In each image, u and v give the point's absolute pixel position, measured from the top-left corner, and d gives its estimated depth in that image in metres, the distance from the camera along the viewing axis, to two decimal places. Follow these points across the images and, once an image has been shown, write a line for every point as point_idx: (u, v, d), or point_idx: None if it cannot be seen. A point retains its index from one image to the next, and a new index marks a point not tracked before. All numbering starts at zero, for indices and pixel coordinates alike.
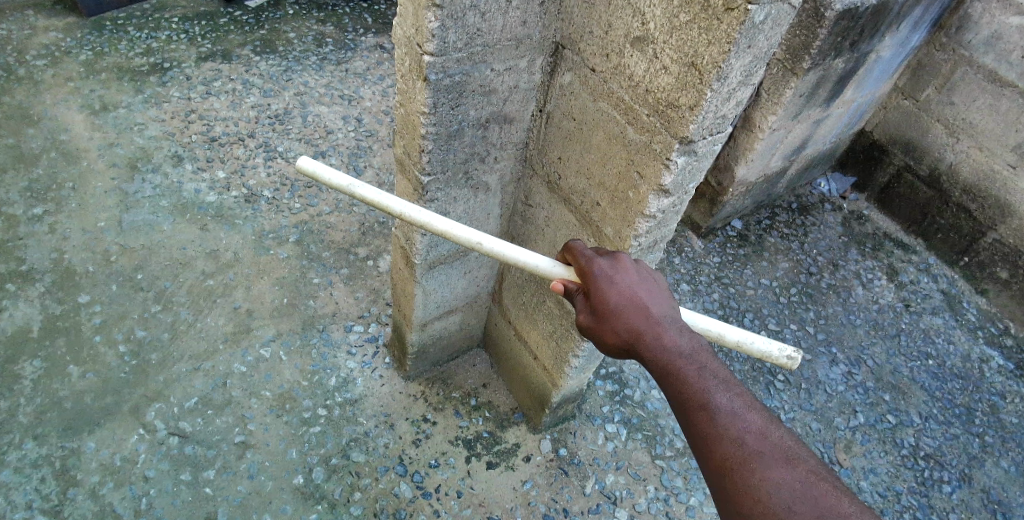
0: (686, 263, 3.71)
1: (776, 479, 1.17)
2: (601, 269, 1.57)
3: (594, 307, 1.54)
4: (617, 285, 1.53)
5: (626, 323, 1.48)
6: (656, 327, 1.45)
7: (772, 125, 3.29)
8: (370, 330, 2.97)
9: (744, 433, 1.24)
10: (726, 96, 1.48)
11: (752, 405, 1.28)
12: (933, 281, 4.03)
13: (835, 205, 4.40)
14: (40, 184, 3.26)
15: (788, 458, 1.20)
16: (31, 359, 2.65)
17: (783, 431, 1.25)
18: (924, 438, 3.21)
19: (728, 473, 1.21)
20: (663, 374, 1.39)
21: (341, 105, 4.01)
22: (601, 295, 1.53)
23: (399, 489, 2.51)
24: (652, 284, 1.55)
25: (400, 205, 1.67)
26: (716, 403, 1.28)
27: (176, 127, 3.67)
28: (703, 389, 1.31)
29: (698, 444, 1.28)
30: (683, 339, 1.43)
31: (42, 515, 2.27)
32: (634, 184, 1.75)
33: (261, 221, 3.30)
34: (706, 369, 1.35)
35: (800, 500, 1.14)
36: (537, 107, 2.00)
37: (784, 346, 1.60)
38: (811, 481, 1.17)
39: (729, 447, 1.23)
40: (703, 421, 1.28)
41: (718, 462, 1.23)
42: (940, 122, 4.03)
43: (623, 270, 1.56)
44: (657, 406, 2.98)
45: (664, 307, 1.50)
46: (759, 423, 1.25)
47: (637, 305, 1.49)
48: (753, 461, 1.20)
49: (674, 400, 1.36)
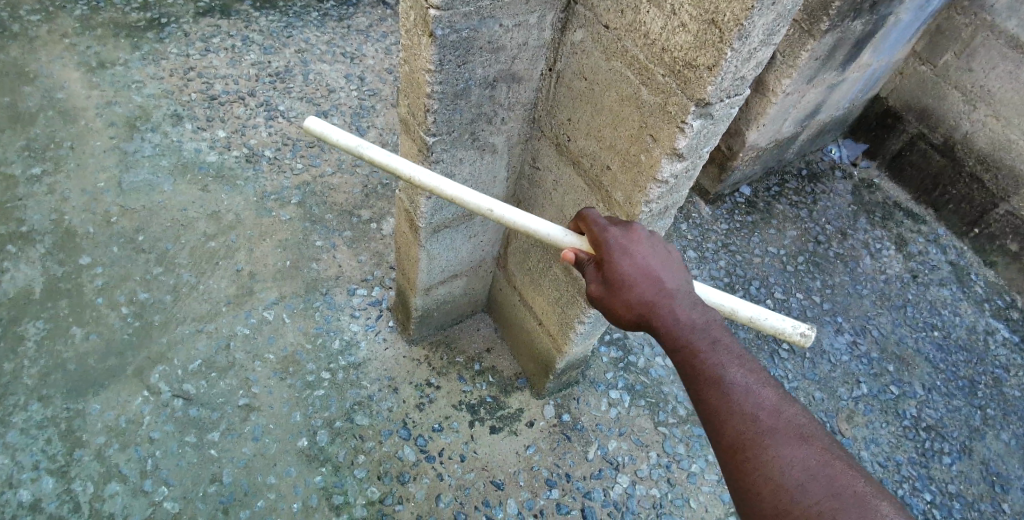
0: (693, 230, 3.66)
1: (788, 456, 1.17)
2: (615, 239, 1.52)
3: (606, 278, 1.49)
4: (632, 256, 1.47)
5: (639, 295, 1.44)
6: (670, 300, 1.42)
7: (785, 89, 3.20)
8: (374, 293, 2.95)
9: (757, 410, 1.23)
10: (746, 56, 1.42)
11: (765, 382, 1.27)
12: (941, 252, 3.98)
13: (846, 172, 4.33)
14: (38, 143, 3.21)
15: (801, 436, 1.20)
16: (34, 321, 2.64)
17: (796, 409, 1.25)
18: (926, 409, 3.22)
19: (739, 450, 1.21)
20: (675, 348, 1.38)
21: (343, 63, 3.91)
22: (613, 267, 1.48)
23: (403, 453, 2.53)
24: (668, 255, 1.50)
25: (408, 168, 1.62)
26: (729, 379, 1.28)
27: (175, 85, 3.58)
28: (716, 365, 1.30)
29: (709, 420, 1.28)
30: (696, 312, 1.40)
31: (49, 475, 2.29)
32: (646, 147, 1.70)
33: (262, 182, 3.25)
34: (719, 344, 1.34)
35: (812, 478, 1.14)
36: (547, 66, 1.93)
37: (798, 322, 1.57)
38: (823, 459, 1.17)
39: (741, 424, 1.22)
40: (714, 397, 1.27)
41: (728, 439, 1.23)
42: (957, 89, 3.93)
43: (637, 241, 1.50)
44: (661, 373, 2.98)
45: (679, 280, 1.46)
46: (772, 399, 1.25)
47: (651, 277, 1.45)
48: (766, 438, 1.20)
49: (686, 375, 1.35)
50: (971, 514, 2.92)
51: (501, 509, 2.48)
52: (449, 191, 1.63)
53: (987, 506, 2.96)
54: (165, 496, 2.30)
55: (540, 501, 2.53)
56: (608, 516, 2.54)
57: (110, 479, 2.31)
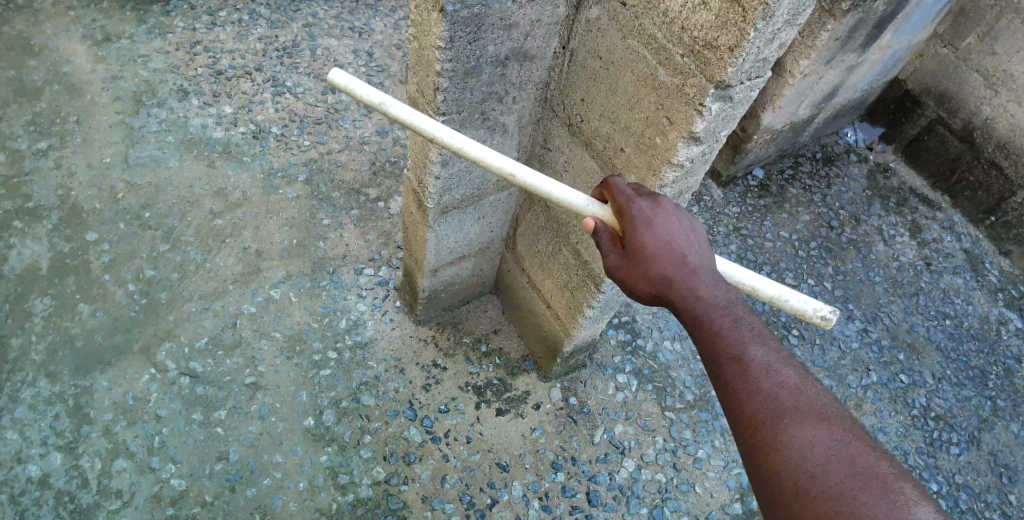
0: (704, 213, 3.61)
1: (808, 436, 1.15)
2: (638, 210, 1.45)
3: (626, 249, 1.43)
4: (655, 228, 1.41)
5: (660, 268, 1.38)
6: (692, 275, 1.37)
7: (803, 70, 3.12)
8: (381, 273, 2.93)
9: (777, 389, 1.21)
10: (770, 37, 1.37)
11: (787, 361, 1.24)
12: (956, 240, 3.92)
13: (861, 156, 4.25)
14: (44, 118, 3.18)
15: (823, 417, 1.18)
16: (41, 297, 2.64)
17: (818, 390, 1.22)
18: (935, 399, 3.19)
19: (758, 429, 1.18)
20: (695, 324, 1.34)
21: (351, 38, 3.85)
22: (634, 238, 1.41)
23: (409, 433, 2.53)
24: (692, 229, 1.44)
25: (434, 127, 1.55)
26: (751, 357, 1.25)
27: (181, 59, 3.54)
28: (737, 342, 1.27)
29: (728, 397, 1.25)
30: (718, 289, 1.36)
31: (58, 451, 2.30)
32: (662, 129, 1.65)
33: (269, 159, 3.22)
34: (741, 321, 1.30)
35: (833, 458, 1.12)
36: (561, 44, 1.88)
37: (820, 305, 1.53)
38: (845, 440, 1.14)
39: (761, 402, 1.20)
40: (734, 374, 1.24)
41: (747, 416, 1.21)
42: (979, 73, 3.83)
43: (662, 213, 1.44)
44: (669, 358, 2.96)
45: (702, 255, 1.41)
46: (794, 379, 1.22)
47: (675, 250, 1.38)
48: (786, 417, 1.18)
49: (704, 352, 1.32)
50: (978, 505, 2.90)
51: (506, 491, 2.48)
52: (475, 152, 1.55)
53: (994, 497, 2.94)
54: (172, 473, 2.31)
55: (545, 484, 2.52)
56: (613, 499, 2.54)
57: (117, 455, 2.32)
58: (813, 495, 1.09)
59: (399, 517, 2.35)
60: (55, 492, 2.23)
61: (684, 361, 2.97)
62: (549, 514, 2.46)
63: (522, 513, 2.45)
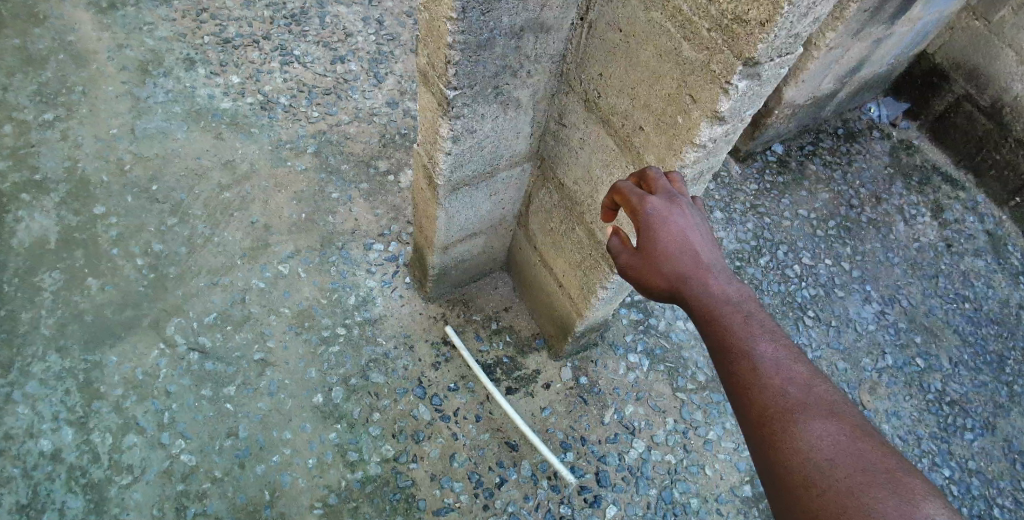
0: (721, 189, 3.52)
1: (818, 430, 1.04)
2: (653, 208, 1.40)
3: (639, 246, 1.39)
4: (669, 225, 1.37)
5: (673, 265, 1.32)
6: (704, 272, 1.30)
7: (829, 43, 3.01)
8: (390, 248, 2.89)
9: (787, 383, 1.10)
10: (804, 11, 1.29)
11: (799, 357, 1.14)
12: (979, 220, 3.81)
13: (884, 132, 4.12)
14: (50, 88, 3.12)
15: (834, 413, 1.07)
16: (50, 271, 2.62)
17: (830, 387, 1.12)
18: (951, 384, 3.13)
19: (766, 424, 1.08)
20: (706, 322, 1.24)
21: (361, 5, 3.74)
22: (648, 235, 1.37)
23: (417, 411, 2.51)
24: (705, 230, 1.38)
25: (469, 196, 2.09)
26: (760, 352, 1.14)
27: (188, 27, 3.45)
28: (747, 337, 1.17)
29: (736, 393, 1.14)
30: (731, 287, 1.27)
31: (69, 426, 2.31)
32: (685, 108, 1.58)
33: (278, 131, 3.16)
34: (752, 317, 1.20)
35: (842, 452, 1.00)
36: (579, 14, 1.79)
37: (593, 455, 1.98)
38: (856, 435, 1.03)
39: (770, 396, 1.09)
40: (742, 368, 1.14)
41: (755, 412, 1.10)
42: (1011, 48, 3.67)
43: (677, 210, 1.39)
44: (682, 338, 2.91)
45: (716, 256, 1.35)
46: (804, 375, 1.12)
47: (688, 250, 1.33)
48: (795, 412, 1.07)
49: (714, 349, 1.21)
50: (990, 492, 2.87)
51: (514, 471, 2.46)
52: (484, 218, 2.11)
53: (1007, 483, 2.91)
54: (182, 448, 2.31)
55: (554, 464, 2.51)
56: (622, 480, 2.52)
57: (128, 431, 2.32)
58: (820, 490, 0.98)
59: (407, 495, 2.35)
60: (67, 467, 2.24)
61: (696, 341, 2.92)
62: (557, 494, 2.45)
63: (530, 492, 2.44)
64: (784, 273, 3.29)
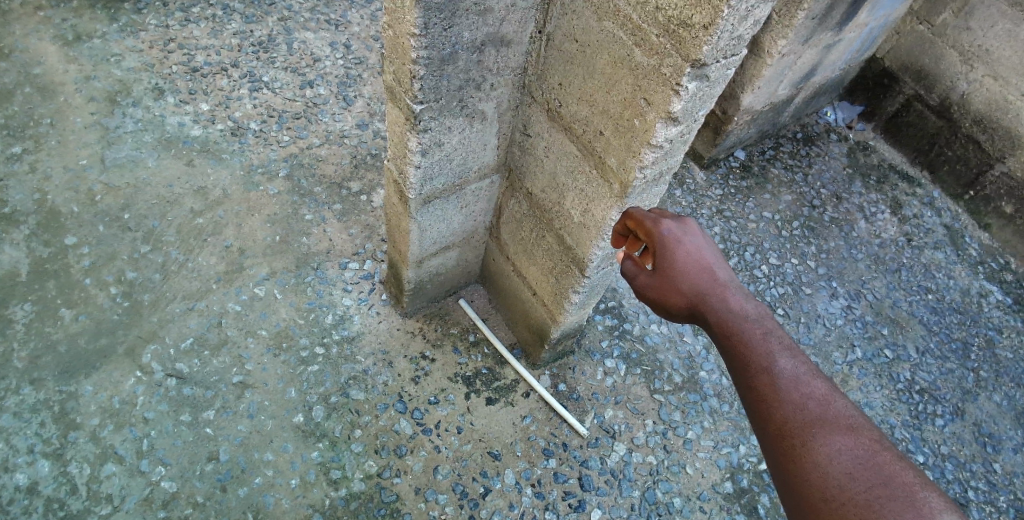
0: (687, 195, 3.62)
1: (838, 444, 1.08)
2: (667, 230, 1.49)
3: (656, 266, 1.47)
4: (684, 246, 1.45)
5: (691, 282, 1.39)
6: (722, 291, 1.37)
7: (781, 50, 3.12)
8: (366, 267, 2.92)
9: (806, 399, 1.15)
10: (744, 14, 1.38)
11: (817, 373, 1.19)
12: (936, 215, 3.96)
13: (841, 135, 4.27)
14: (17, 121, 3.12)
15: (852, 428, 1.11)
16: (21, 303, 2.60)
17: (846, 402, 1.16)
18: (920, 372, 3.23)
19: (784, 437, 1.12)
20: (726, 336, 1.30)
21: (328, 30, 3.80)
22: (664, 255, 1.45)
23: (399, 426, 2.52)
24: (716, 252, 1.45)
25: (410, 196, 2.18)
26: (781, 367, 1.19)
27: (155, 57, 3.48)
28: (766, 354, 1.22)
29: (757, 407, 1.19)
30: (749, 303, 1.33)
31: (45, 459, 2.27)
32: (640, 111, 1.66)
33: (249, 155, 3.19)
34: (772, 333, 1.25)
35: (861, 466, 1.04)
36: (537, 27, 1.86)
37: (572, 421, 2.65)
38: (874, 450, 1.06)
39: (790, 411, 1.14)
40: (763, 383, 1.19)
41: (776, 425, 1.15)
42: (955, 48, 3.87)
43: (690, 232, 1.48)
44: (656, 340, 2.97)
45: (731, 275, 1.42)
46: (822, 391, 1.16)
47: (705, 267, 1.41)
48: (815, 427, 1.11)
49: (734, 365, 1.26)
50: (963, 475, 2.96)
51: (498, 480, 2.48)
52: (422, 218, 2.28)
53: (978, 466, 3.00)
54: (163, 475, 2.29)
55: (537, 471, 2.53)
56: (605, 483, 2.55)
57: (106, 460, 2.29)
58: (838, 502, 1.02)
59: (392, 509, 2.36)
60: (44, 500, 2.21)
61: (671, 343, 2.98)
62: (542, 501, 2.47)
63: (515, 500, 2.45)
64: (752, 274, 3.38)
